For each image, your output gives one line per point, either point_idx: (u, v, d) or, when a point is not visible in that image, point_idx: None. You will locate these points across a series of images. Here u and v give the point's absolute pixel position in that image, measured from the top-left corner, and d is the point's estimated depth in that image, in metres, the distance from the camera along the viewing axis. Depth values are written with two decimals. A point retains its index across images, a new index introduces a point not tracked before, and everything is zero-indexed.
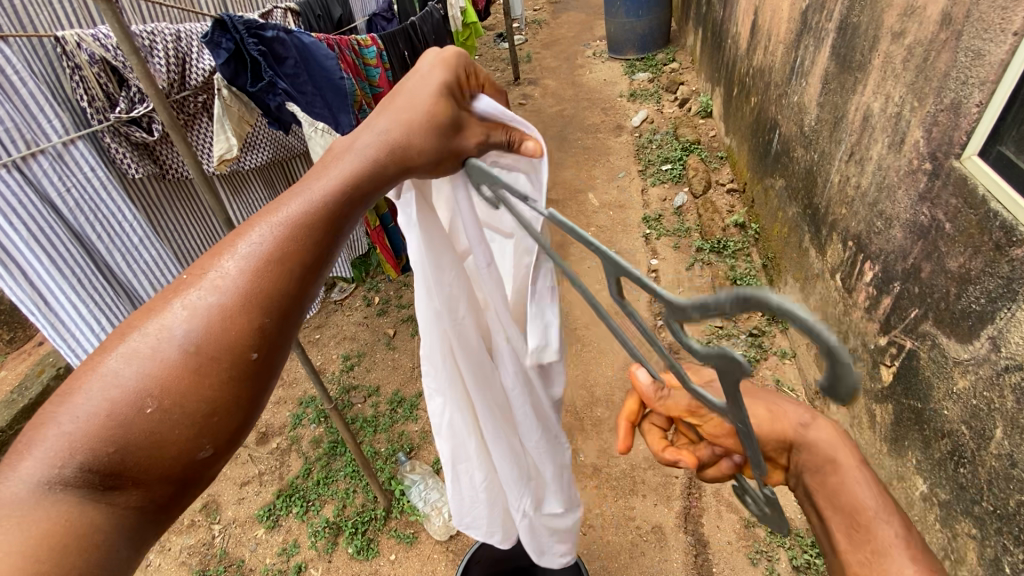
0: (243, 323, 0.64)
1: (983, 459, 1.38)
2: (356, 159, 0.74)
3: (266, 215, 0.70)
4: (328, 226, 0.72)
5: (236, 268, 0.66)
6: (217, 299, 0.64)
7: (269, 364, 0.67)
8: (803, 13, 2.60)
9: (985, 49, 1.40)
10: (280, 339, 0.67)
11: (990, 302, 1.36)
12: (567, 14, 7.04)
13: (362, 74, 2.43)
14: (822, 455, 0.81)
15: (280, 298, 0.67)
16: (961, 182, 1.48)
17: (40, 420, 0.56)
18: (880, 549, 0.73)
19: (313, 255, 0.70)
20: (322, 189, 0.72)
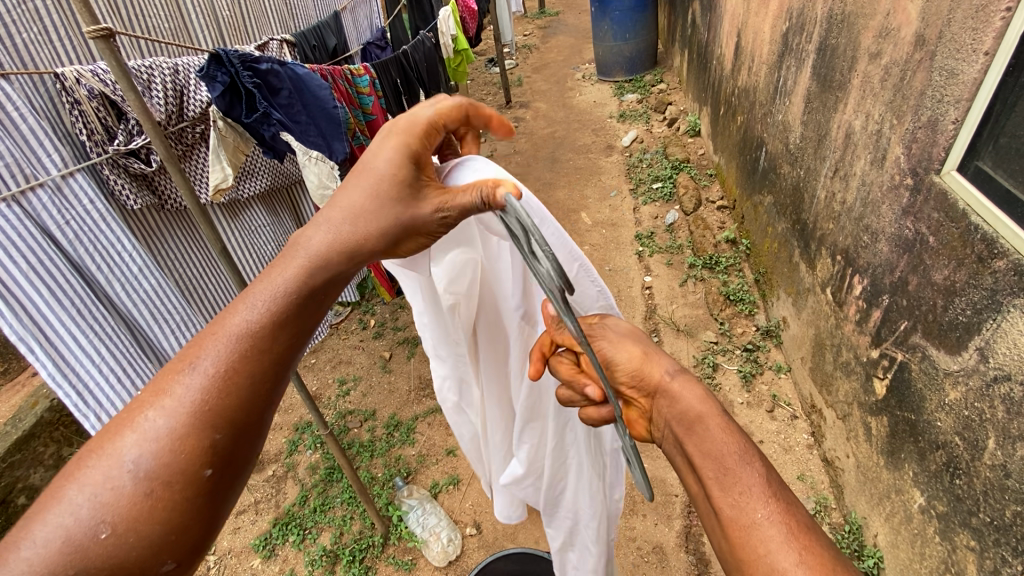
0: (191, 444, 0.69)
1: (977, 470, 1.39)
2: (303, 263, 0.82)
3: (216, 327, 0.76)
4: (276, 334, 0.78)
5: (186, 387, 0.72)
6: (167, 422, 0.69)
7: (225, 477, 0.72)
8: (783, 35, 2.67)
9: (958, 69, 1.45)
10: (229, 451, 0.72)
11: (976, 313, 1.38)
12: (556, 39, 7.22)
13: (355, 102, 2.48)
14: (685, 407, 0.85)
15: (232, 411, 0.73)
16: (941, 197, 1.52)
17: (4, 546, 0.61)
18: (745, 492, 0.75)
19: (262, 363, 0.76)
20: (269, 296, 0.79)
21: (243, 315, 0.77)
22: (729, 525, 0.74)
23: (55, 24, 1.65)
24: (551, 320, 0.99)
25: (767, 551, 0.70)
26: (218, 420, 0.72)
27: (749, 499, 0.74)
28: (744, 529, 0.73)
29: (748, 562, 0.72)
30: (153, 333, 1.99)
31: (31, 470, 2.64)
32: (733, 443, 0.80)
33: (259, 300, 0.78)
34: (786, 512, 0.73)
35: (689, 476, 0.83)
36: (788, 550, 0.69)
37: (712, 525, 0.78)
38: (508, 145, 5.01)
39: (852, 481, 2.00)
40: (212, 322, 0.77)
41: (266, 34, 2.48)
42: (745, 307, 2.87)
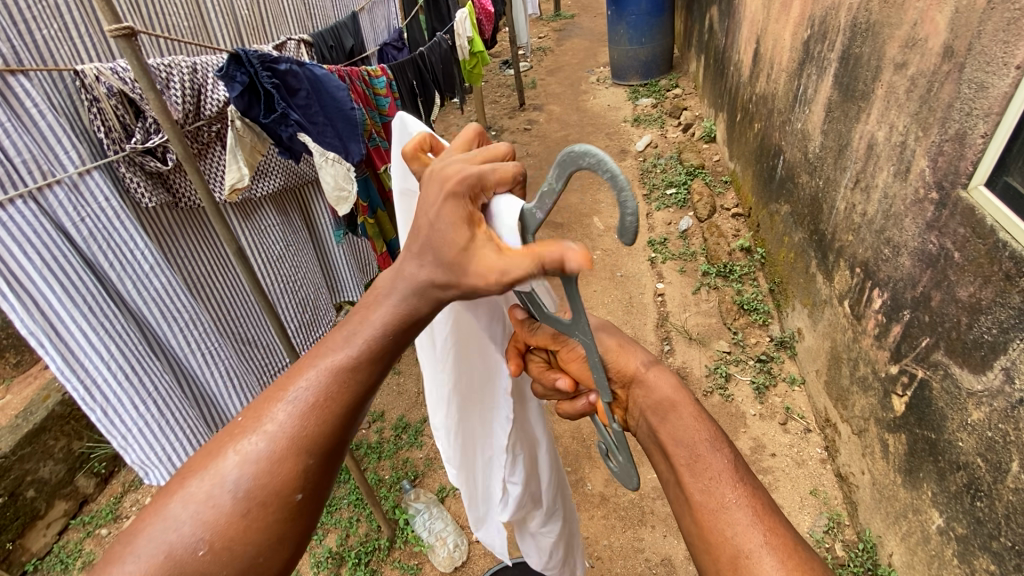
0: (291, 468, 0.67)
1: (999, 493, 1.35)
2: (395, 298, 0.72)
3: (317, 352, 0.72)
4: (377, 364, 0.71)
5: (287, 412, 0.68)
6: (268, 446, 0.67)
7: (317, 504, 0.70)
8: (804, 43, 2.64)
9: (987, 82, 1.41)
10: (324, 478, 0.70)
11: (1002, 332, 1.35)
12: (571, 42, 7.20)
13: (371, 103, 2.47)
14: (660, 397, 0.89)
15: (326, 441, 0.69)
16: (968, 212, 1.48)
17: (109, 556, 0.62)
18: (715, 478, 0.79)
19: (360, 391, 0.71)
20: (371, 328, 0.71)
21: (349, 344, 0.71)
22: (700, 512, 0.77)
23: (76, 20, 1.66)
24: (522, 324, 1.03)
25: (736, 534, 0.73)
26: (317, 446, 0.68)
27: (717, 485, 0.78)
28: (714, 516, 0.76)
29: (715, 546, 0.75)
30: (161, 331, 1.99)
31: (41, 463, 2.66)
32: (706, 433, 0.84)
33: (362, 330, 0.71)
34: (751, 495, 0.77)
35: (663, 466, 0.86)
36: (755, 532, 0.73)
37: (681, 510, 0.82)
38: (522, 148, 5.00)
39: (867, 498, 1.96)
40: (315, 346, 0.72)
41: (284, 32, 2.48)
42: (759, 317, 2.84)
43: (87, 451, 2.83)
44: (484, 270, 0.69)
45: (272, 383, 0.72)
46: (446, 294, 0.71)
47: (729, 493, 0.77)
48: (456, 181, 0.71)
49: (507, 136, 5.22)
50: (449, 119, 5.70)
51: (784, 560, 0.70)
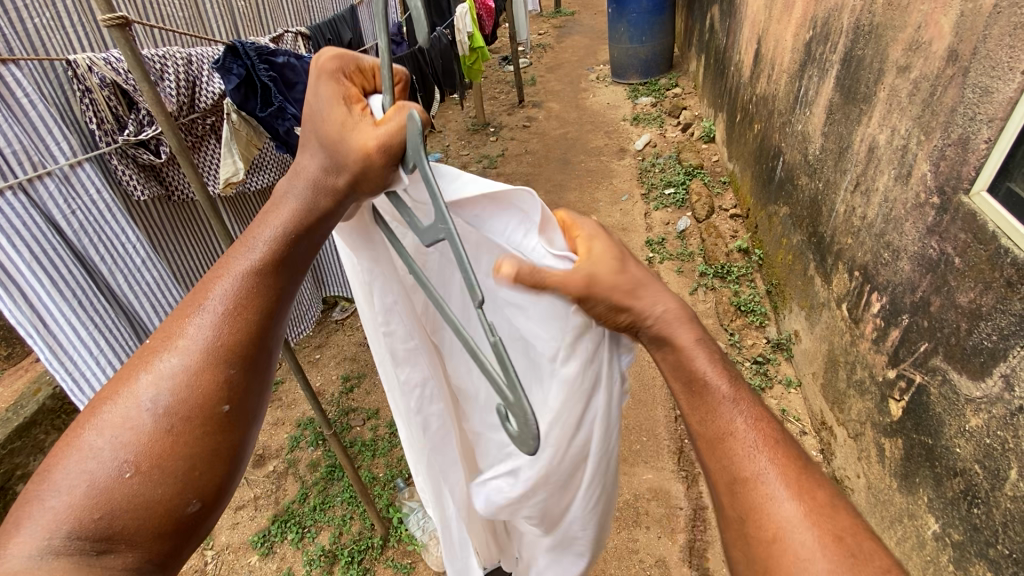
0: (210, 378, 0.66)
1: (997, 500, 1.35)
2: (291, 202, 0.72)
3: (218, 269, 0.72)
4: (281, 270, 0.72)
5: (199, 328, 0.68)
6: (182, 362, 0.67)
7: (244, 415, 0.69)
8: (806, 44, 2.63)
9: (992, 86, 1.40)
10: (249, 387, 0.69)
11: (1002, 339, 1.34)
12: (570, 39, 7.17)
13: None
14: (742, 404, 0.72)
15: (241, 348, 0.69)
16: (970, 218, 1.48)
17: (27, 499, 0.60)
18: (751, 444, 0.65)
19: (270, 297, 0.72)
20: (267, 235, 0.72)
21: (251, 251, 0.72)
22: (732, 478, 0.64)
23: (68, 9, 1.62)
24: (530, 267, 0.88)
25: (773, 499, 0.61)
26: (235, 354, 0.68)
27: (756, 451, 0.64)
28: (750, 485, 0.63)
29: (752, 515, 0.61)
30: (152, 325, 1.96)
31: (31, 457, 2.63)
32: (740, 392, 0.68)
33: (261, 236, 0.72)
34: (792, 458, 0.64)
35: (689, 420, 0.70)
36: (791, 505, 0.60)
37: (708, 469, 0.68)
38: (520, 145, 4.98)
39: (861, 502, 1.96)
40: (217, 262, 0.73)
41: (281, 25, 2.45)
42: (756, 318, 2.83)
43: None
44: (361, 141, 0.68)
45: (175, 311, 0.71)
46: (341, 179, 0.71)
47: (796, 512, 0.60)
48: (333, 68, 0.72)
49: (505, 133, 5.20)
50: (448, 115, 5.67)
51: (818, 540, 0.57)
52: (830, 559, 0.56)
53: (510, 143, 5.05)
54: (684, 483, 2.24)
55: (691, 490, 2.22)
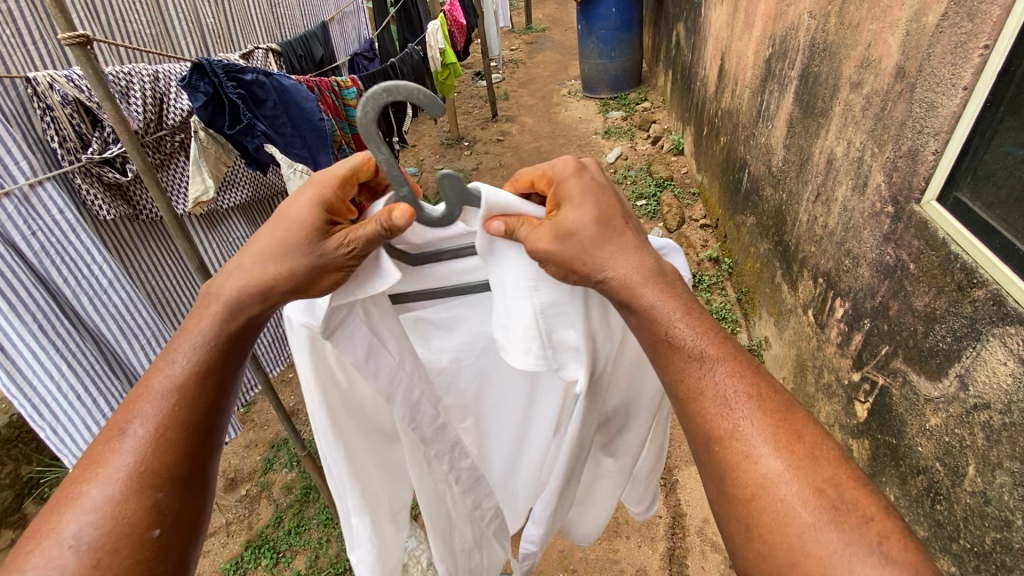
0: (138, 505, 0.71)
1: (958, 496, 1.40)
2: (218, 314, 0.81)
3: (140, 390, 0.77)
4: (206, 381, 0.79)
5: (124, 454, 0.73)
6: (108, 493, 0.71)
7: (175, 530, 0.73)
8: (766, 61, 2.74)
9: (937, 102, 1.48)
10: (179, 507, 0.74)
11: (955, 340, 1.41)
12: (542, 55, 7.29)
13: (341, 114, 2.45)
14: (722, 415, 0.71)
15: (173, 469, 0.74)
16: (922, 225, 1.55)
17: None
18: (728, 397, 0.71)
19: (193, 411, 0.77)
20: (192, 347, 0.79)
21: (170, 374, 0.78)
22: (711, 439, 0.71)
23: (29, 26, 1.59)
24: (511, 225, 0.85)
25: (752, 450, 0.68)
26: (159, 476, 0.73)
27: (734, 401, 0.71)
28: (727, 438, 0.70)
29: (734, 477, 0.69)
30: (120, 349, 1.90)
31: None
32: (713, 349, 0.74)
33: (185, 350, 0.79)
34: (776, 407, 0.71)
35: (663, 381, 0.77)
36: (773, 460, 0.67)
37: (685, 427, 0.74)
38: (495, 159, 5.02)
39: None
40: (137, 384, 0.78)
41: (252, 42, 2.43)
42: (728, 326, 2.90)
43: (36, 476, 2.67)
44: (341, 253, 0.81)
45: (99, 435, 0.75)
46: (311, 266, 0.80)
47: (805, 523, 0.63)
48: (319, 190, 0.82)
49: (480, 147, 5.24)
50: (422, 130, 5.69)
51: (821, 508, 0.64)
52: (813, 510, 0.64)
53: (484, 156, 5.08)
54: (662, 491, 2.26)
55: (670, 497, 2.24)
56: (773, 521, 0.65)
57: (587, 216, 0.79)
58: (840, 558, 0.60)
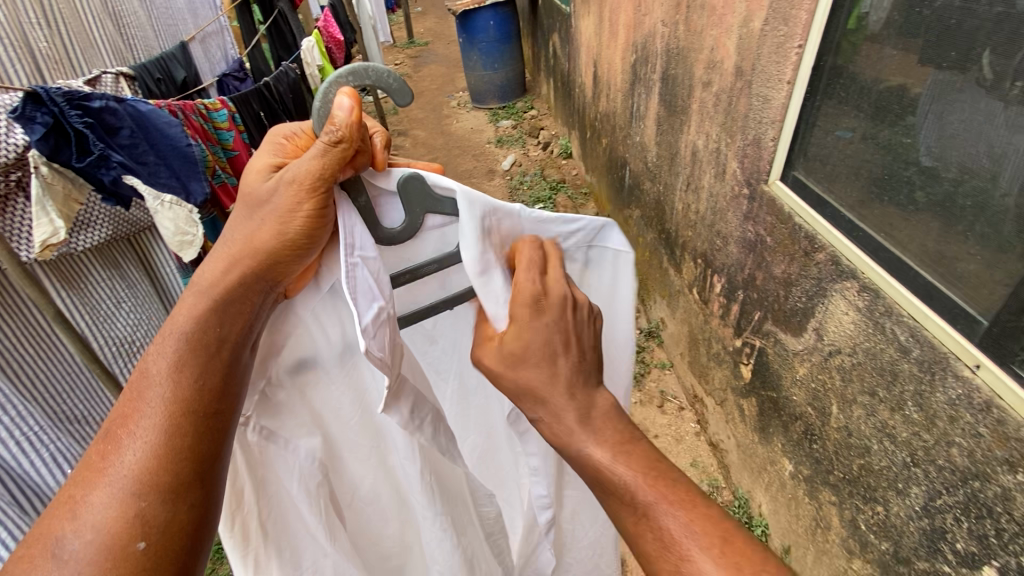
0: (123, 514, 0.65)
1: (828, 433, 1.62)
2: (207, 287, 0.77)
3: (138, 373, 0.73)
4: (206, 355, 0.75)
5: (129, 451, 0.68)
6: (110, 494, 0.65)
7: (172, 539, 0.67)
8: (632, 66, 2.98)
9: (769, 95, 1.71)
10: (169, 519, 0.67)
11: (809, 299, 1.62)
12: (427, 68, 7.33)
13: (212, 138, 2.30)
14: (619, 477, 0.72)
15: (175, 464, 0.69)
16: (772, 203, 1.77)
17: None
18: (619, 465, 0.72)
19: (197, 399, 0.73)
20: (184, 320, 0.75)
21: (166, 351, 0.74)
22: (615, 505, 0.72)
23: None
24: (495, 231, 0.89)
25: (660, 526, 0.68)
26: (157, 477, 0.67)
27: (625, 475, 0.72)
28: (637, 518, 0.70)
29: (641, 537, 0.69)
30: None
31: None
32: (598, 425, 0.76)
33: (180, 323, 0.76)
34: (672, 480, 0.72)
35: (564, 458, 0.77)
36: (672, 519, 0.68)
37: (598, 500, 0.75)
38: None
39: (735, 460, 2.23)
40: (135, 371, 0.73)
41: (98, 66, 2.17)
42: None
43: None
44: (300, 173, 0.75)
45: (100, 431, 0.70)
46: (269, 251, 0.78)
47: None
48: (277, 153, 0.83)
49: None
50: None
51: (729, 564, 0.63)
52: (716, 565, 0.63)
53: None
54: None
55: None
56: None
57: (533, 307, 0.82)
58: None
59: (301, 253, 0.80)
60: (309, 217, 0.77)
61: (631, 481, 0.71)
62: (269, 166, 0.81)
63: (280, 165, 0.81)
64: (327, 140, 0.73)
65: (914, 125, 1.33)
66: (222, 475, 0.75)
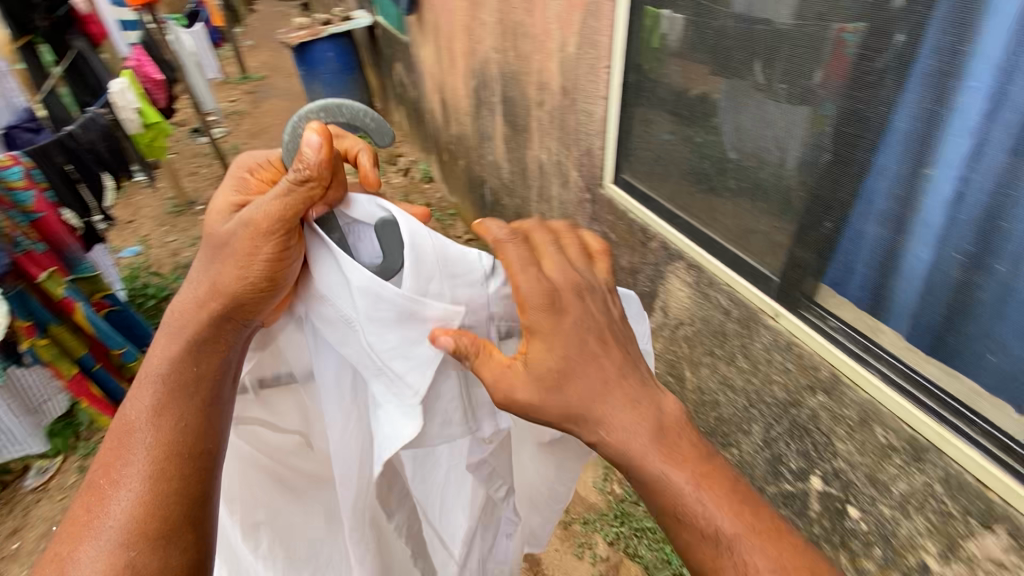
0: (111, 567, 0.62)
1: (685, 395, 1.85)
2: (172, 327, 0.76)
3: (117, 421, 0.71)
4: (188, 392, 0.73)
5: (110, 504, 0.65)
6: (95, 550, 0.63)
7: None
8: (474, 91, 3.14)
9: (591, 110, 1.94)
10: (162, 565, 0.64)
11: (652, 282, 1.86)
12: (268, 103, 6.95)
13: (3, 200, 1.93)
14: (676, 494, 0.68)
15: (162, 510, 0.66)
16: (610, 203, 1.99)
17: None
18: (685, 488, 0.68)
19: (187, 437, 0.71)
20: (161, 361, 0.74)
21: (144, 393, 0.72)
22: (670, 519, 0.69)
23: None
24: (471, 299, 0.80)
25: (713, 526, 0.66)
26: (145, 527, 0.64)
27: (695, 490, 0.68)
28: (704, 530, 0.67)
29: (698, 554, 0.67)
30: None
31: None
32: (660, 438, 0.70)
33: (159, 362, 0.74)
34: (721, 473, 0.70)
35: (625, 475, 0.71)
36: (736, 536, 0.66)
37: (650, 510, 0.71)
38: None
39: None
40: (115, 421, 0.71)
41: None
42: None
43: None
44: (259, 211, 0.73)
45: (85, 486, 0.68)
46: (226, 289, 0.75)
47: None
48: (246, 182, 0.82)
49: None
50: (137, 201, 4.91)
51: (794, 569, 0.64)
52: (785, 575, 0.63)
53: None
54: None
55: None
56: None
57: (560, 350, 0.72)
58: None
59: (270, 293, 0.76)
60: (270, 258, 0.74)
61: (689, 496, 0.68)
62: (233, 204, 0.79)
63: (243, 204, 0.80)
64: (293, 177, 0.71)
65: (715, 125, 1.52)
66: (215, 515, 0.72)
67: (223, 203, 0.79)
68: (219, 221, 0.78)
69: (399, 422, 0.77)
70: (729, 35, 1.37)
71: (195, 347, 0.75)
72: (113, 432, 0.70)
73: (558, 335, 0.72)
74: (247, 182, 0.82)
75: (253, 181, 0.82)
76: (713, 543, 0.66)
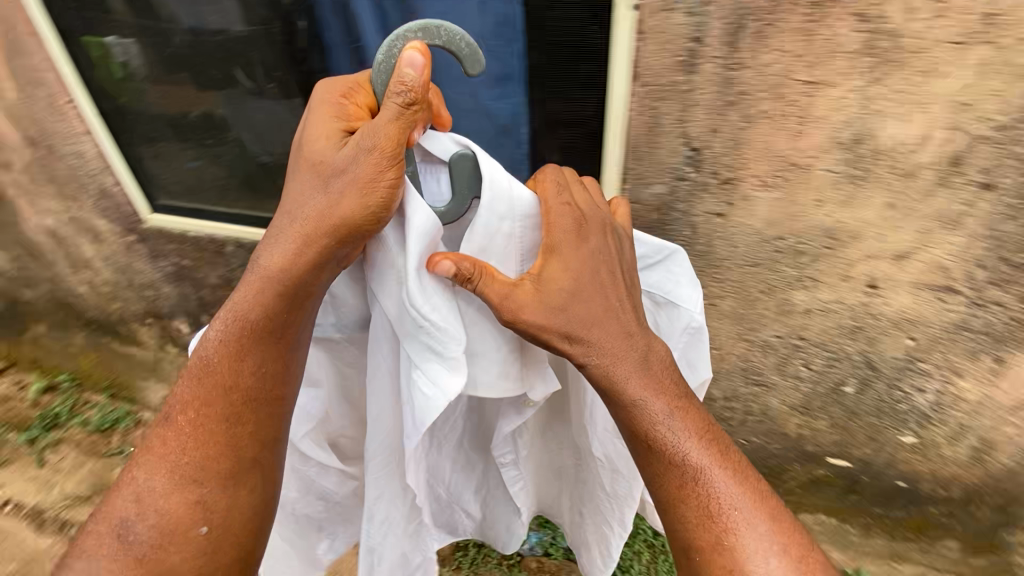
0: (182, 502, 0.69)
1: None
2: (276, 249, 0.71)
3: (196, 354, 0.73)
4: (269, 338, 0.72)
5: (181, 439, 0.70)
6: (163, 482, 0.69)
7: (227, 532, 0.70)
8: None
9: None
10: (228, 508, 0.71)
11: None
12: None
13: None
14: (643, 415, 0.75)
15: (230, 458, 0.71)
16: None
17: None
18: (656, 410, 0.75)
19: (262, 386, 0.72)
20: (250, 297, 0.71)
21: (225, 326, 0.73)
22: (638, 437, 0.76)
23: None
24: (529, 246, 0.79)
25: (681, 455, 0.75)
26: (214, 473, 0.70)
27: (664, 413, 0.75)
28: (668, 449, 0.75)
29: (659, 472, 0.75)
30: None
31: None
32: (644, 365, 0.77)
33: (247, 300, 0.72)
34: (694, 411, 0.78)
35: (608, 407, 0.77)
36: (696, 452, 0.75)
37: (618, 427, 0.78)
38: None
39: None
40: (198, 348, 0.73)
41: None
42: None
43: None
44: (372, 140, 0.68)
45: (165, 407, 0.73)
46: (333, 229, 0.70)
47: (726, 491, 0.73)
48: (341, 94, 0.73)
49: None
50: None
51: (736, 475, 0.75)
52: (735, 482, 0.74)
53: None
54: None
55: None
56: (701, 503, 0.73)
57: (581, 267, 0.77)
58: (755, 514, 0.73)
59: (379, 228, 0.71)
60: (393, 185, 0.69)
61: (660, 417, 0.75)
62: (338, 131, 0.72)
63: (351, 131, 0.72)
64: (399, 101, 0.67)
65: None
66: (280, 460, 0.77)
67: (330, 120, 0.72)
68: (321, 146, 0.71)
69: (442, 379, 0.73)
70: (187, 53, 1.21)
71: (283, 286, 0.71)
72: (194, 363, 0.73)
73: (578, 256, 0.77)
74: (348, 99, 0.73)
75: (354, 97, 0.74)
76: (672, 456, 0.75)
